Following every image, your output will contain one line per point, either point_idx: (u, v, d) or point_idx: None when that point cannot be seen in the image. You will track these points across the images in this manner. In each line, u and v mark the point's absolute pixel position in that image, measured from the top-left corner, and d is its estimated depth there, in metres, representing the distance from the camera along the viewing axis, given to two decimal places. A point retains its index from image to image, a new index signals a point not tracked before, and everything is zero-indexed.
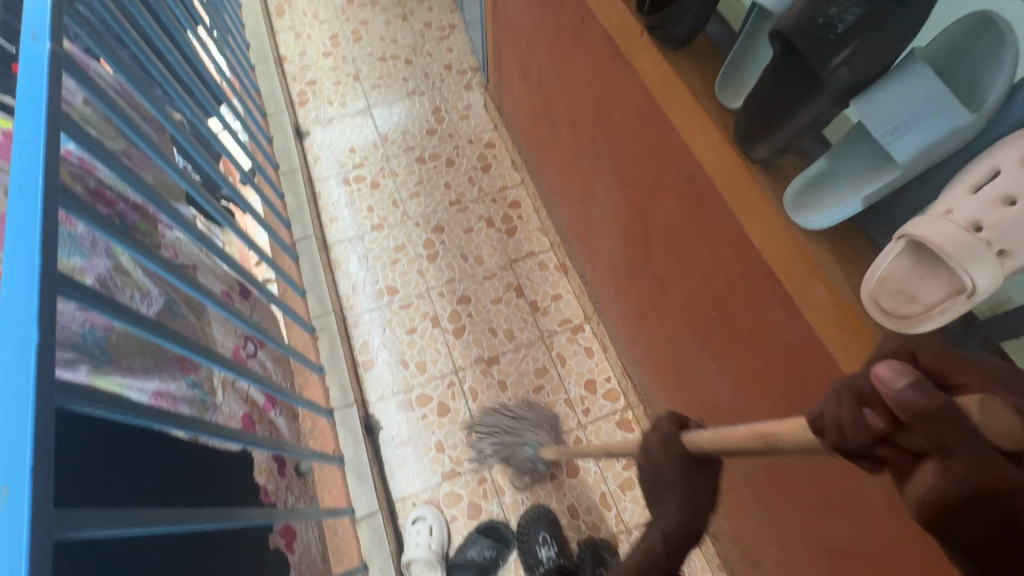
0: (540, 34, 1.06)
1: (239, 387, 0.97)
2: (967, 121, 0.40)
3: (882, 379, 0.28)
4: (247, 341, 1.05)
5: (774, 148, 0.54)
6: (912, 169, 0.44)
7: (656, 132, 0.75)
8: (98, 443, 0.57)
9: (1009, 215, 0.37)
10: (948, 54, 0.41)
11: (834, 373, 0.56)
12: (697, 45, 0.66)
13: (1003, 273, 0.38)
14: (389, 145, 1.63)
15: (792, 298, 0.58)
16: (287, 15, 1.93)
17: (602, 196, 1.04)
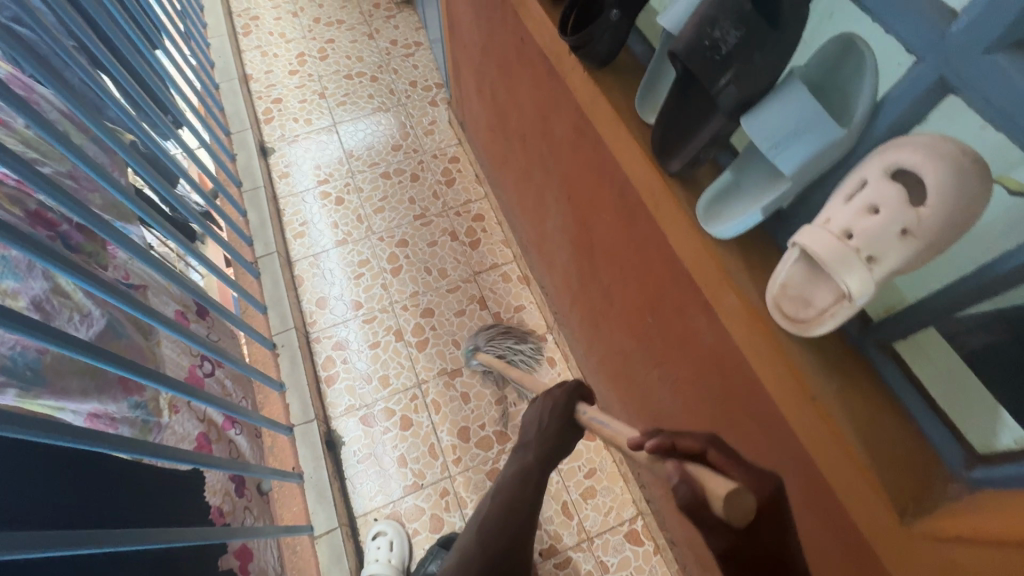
0: (489, 52, 1.09)
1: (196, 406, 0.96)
2: (840, 134, 0.42)
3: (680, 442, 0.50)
4: (204, 360, 1.05)
5: (685, 161, 0.56)
6: (801, 180, 0.47)
7: (590, 145, 0.77)
8: (28, 466, 0.57)
9: (873, 223, 0.39)
10: (821, 74, 0.44)
11: (750, 377, 0.58)
12: (621, 63, 0.69)
13: (873, 278, 0.40)
14: (354, 161, 1.65)
15: (709, 305, 0.60)
16: (254, 35, 1.95)
17: (552, 208, 1.06)
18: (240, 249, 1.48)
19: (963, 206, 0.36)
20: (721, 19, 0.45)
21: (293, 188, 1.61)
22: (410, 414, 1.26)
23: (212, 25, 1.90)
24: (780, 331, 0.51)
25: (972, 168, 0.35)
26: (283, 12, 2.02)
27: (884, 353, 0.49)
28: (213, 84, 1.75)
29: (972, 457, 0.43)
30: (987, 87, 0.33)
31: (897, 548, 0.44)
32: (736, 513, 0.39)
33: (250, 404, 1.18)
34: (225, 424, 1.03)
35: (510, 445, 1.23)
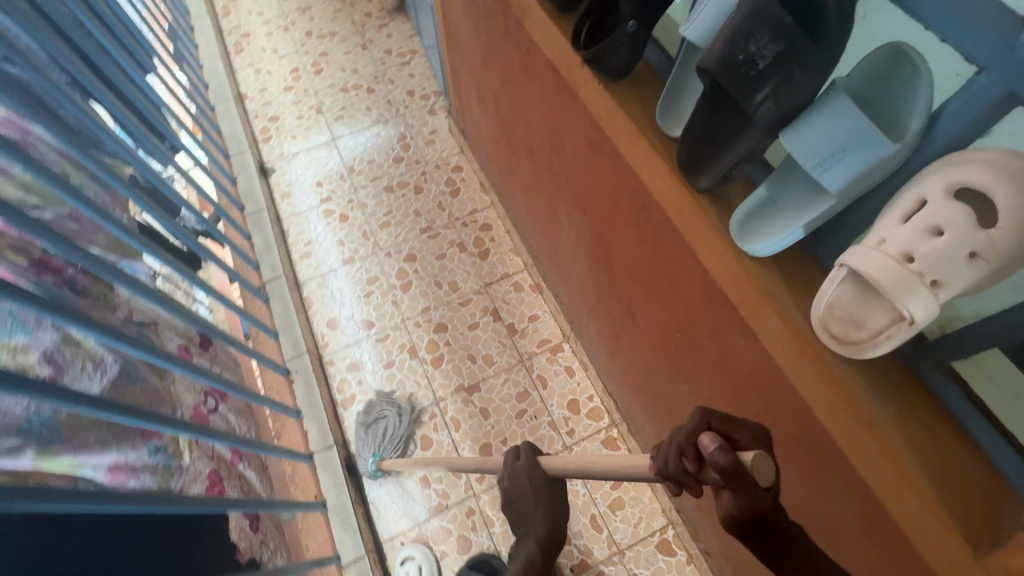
0: (490, 62, 1.07)
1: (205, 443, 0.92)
2: (893, 151, 0.40)
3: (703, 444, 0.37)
4: (208, 396, 1.01)
5: (717, 178, 0.53)
6: (847, 197, 0.44)
7: (606, 159, 0.75)
8: (43, 547, 0.55)
9: (937, 247, 0.37)
10: (867, 86, 0.42)
11: (794, 399, 0.56)
12: (638, 75, 0.66)
13: (938, 304, 0.38)
14: (357, 176, 1.62)
15: (746, 325, 0.58)
16: (246, 52, 1.92)
17: (565, 221, 1.03)
18: (246, 274, 1.47)
19: None
20: (757, 34, 0.42)
21: (296, 208, 1.59)
22: (430, 433, 1.25)
23: (203, 46, 1.89)
24: (829, 354, 0.48)
25: None
26: (274, 26, 1.98)
27: (941, 374, 0.46)
28: (209, 105, 1.74)
29: None
30: None
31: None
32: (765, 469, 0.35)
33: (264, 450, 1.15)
34: (233, 459, 0.99)
35: None
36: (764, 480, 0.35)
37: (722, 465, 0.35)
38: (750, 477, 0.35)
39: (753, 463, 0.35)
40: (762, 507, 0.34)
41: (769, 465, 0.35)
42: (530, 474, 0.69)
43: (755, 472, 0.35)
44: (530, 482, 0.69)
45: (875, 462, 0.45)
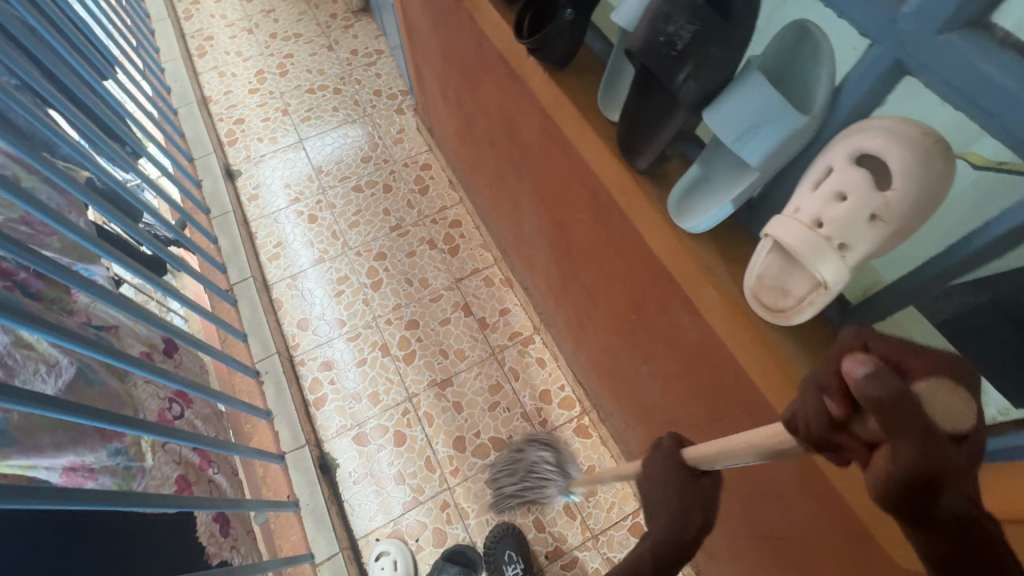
0: (449, 57, 1.08)
1: (173, 448, 0.91)
2: (802, 124, 0.42)
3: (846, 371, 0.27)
4: (173, 401, 1.00)
5: (653, 158, 0.55)
6: (768, 171, 0.47)
7: (558, 147, 0.76)
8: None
9: (842, 211, 0.39)
10: (778, 63, 0.44)
11: (736, 369, 0.58)
12: (582, 62, 0.68)
13: (847, 266, 0.40)
14: (326, 176, 1.62)
15: (690, 301, 0.60)
16: (209, 55, 1.90)
17: (527, 212, 1.05)
18: (214, 278, 1.46)
19: (929, 186, 0.36)
20: (675, 15, 0.44)
21: (264, 210, 1.58)
22: (404, 429, 1.25)
23: (165, 50, 1.86)
24: (762, 323, 0.50)
25: (935, 148, 0.35)
26: (237, 29, 1.97)
27: None
28: (171, 109, 1.72)
29: None
30: (941, 71, 0.33)
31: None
32: (944, 407, 0.25)
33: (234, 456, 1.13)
34: (202, 464, 0.97)
35: (507, 449, 1.22)
36: (944, 422, 0.25)
37: (877, 398, 0.26)
38: (923, 414, 0.25)
39: (924, 395, 0.25)
40: (945, 459, 0.25)
41: (953, 401, 0.25)
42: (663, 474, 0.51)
43: (929, 411, 0.26)
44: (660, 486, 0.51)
45: None
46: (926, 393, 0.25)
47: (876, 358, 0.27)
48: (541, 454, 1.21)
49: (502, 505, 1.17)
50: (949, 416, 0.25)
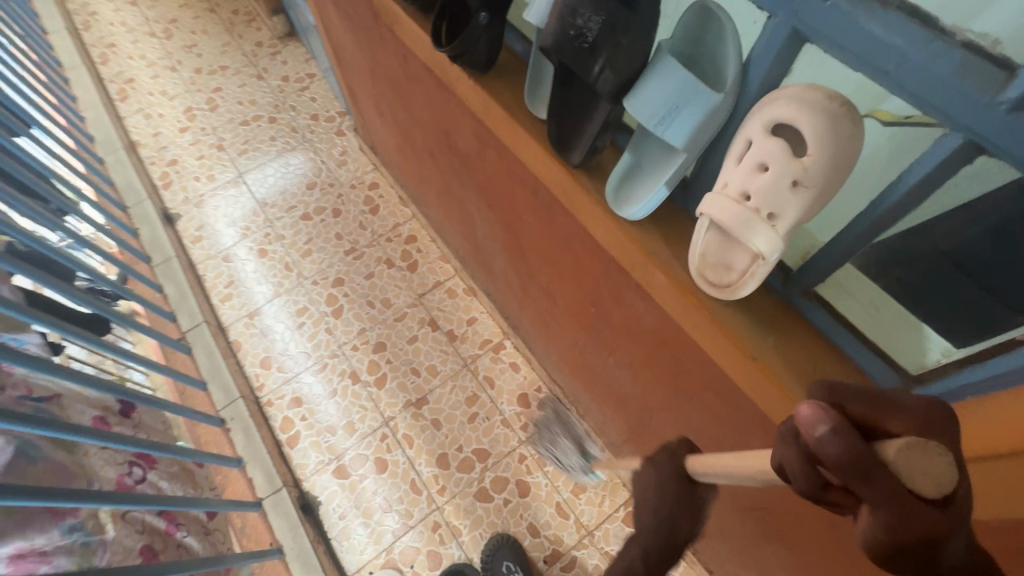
0: (377, 73, 1.06)
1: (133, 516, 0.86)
2: (718, 101, 0.43)
3: (805, 423, 0.29)
4: (133, 465, 0.95)
5: (585, 151, 0.55)
6: (696, 151, 0.47)
7: (495, 150, 0.76)
8: None
9: (765, 181, 0.40)
10: (688, 44, 0.45)
11: (694, 350, 0.59)
12: (505, 63, 0.67)
13: (777, 235, 0.40)
14: (272, 208, 1.57)
15: (642, 287, 0.60)
16: (133, 98, 1.82)
17: (478, 219, 1.04)
18: (165, 328, 1.40)
19: (841, 148, 0.37)
20: (581, 9, 0.45)
21: (211, 250, 1.52)
22: (385, 455, 1.22)
23: (83, 99, 1.78)
24: (712, 301, 0.51)
25: (842, 111, 0.36)
26: (159, 68, 1.89)
27: (810, 300, 0.50)
28: (97, 159, 1.64)
29: (908, 381, 0.46)
30: (835, 36, 0.34)
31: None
32: (920, 468, 0.26)
33: (206, 513, 1.07)
34: (170, 528, 0.92)
35: (492, 459, 1.20)
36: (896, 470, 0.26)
37: (839, 456, 0.27)
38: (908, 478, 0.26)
39: (906, 452, 0.26)
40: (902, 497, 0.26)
41: (930, 462, 0.26)
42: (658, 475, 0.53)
43: (914, 467, 0.26)
44: (657, 482, 0.52)
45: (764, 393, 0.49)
46: (903, 458, 0.26)
47: (832, 412, 0.28)
48: (527, 459, 1.20)
49: (494, 517, 1.15)
50: (934, 488, 0.26)
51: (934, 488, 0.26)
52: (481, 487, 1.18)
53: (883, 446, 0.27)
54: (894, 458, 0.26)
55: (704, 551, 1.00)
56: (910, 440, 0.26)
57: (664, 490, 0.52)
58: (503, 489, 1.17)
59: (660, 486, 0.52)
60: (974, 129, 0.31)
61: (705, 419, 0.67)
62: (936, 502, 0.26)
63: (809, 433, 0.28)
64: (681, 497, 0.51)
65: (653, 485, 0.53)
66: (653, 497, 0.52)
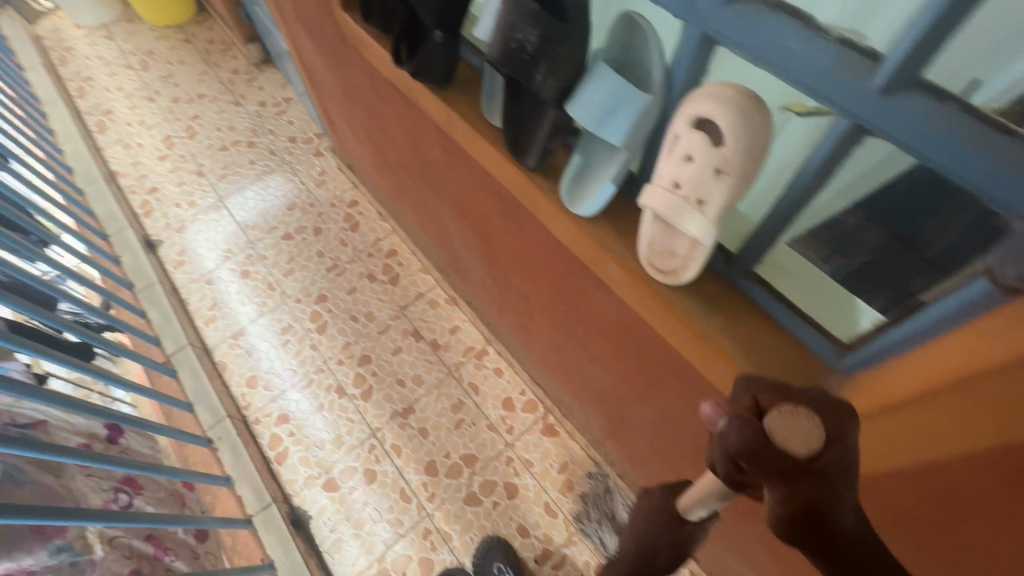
0: (348, 93, 1.10)
1: (120, 540, 0.87)
2: (650, 102, 0.47)
3: (710, 419, 0.34)
4: (119, 491, 0.95)
5: (537, 154, 0.59)
6: (635, 148, 0.51)
7: (460, 159, 0.80)
8: None
9: (692, 171, 0.44)
10: (619, 51, 0.49)
11: (653, 336, 0.62)
12: (464, 76, 0.71)
13: (708, 219, 0.44)
14: (253, 230, 1.59)
15: (601, 279, 0.63)
16: (111, 129, 1.84)
17: (452, 228, 1.08)
18: (149, 352, 1.41)
19: (753, 137, 0.41)
20: (519, 23, 0.48)
21: (194, 274, 1.53)
22: (373, 465, 1.23)
23: (61, 132, 1.80)
24: (661, 287, 0.54)
25: (751, 105, 0.40)
26: (136, 98, 1.92)
27: (752, 281, 0.53)
28: (77, 190, 1.65)
29: (840, 347, 0.49)
30: (737, 37, 0.38)
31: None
32: (794, 436, 0.31)
33: (196, 536, 1.07)
34: (158, 553, 0.92)
35: (479, 464, 1.22)
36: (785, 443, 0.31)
37: (738, 442, 0.32)
38: (786, 447, 0.31)
39: (776, 425, 0.31)
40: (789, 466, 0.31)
41: (802, 431, 0.31)
42: (652, 508, 0.49)
43: (789, 437, 0.31)
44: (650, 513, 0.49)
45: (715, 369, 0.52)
46: (779, 426, 0.31)
47: (726, 408, 0.34)
48: (514, 461, 1.22)
49: (484, 520, 1.17)
50: (805, 447, 0.31)
51: (799, 449, 0.31)
52: (469, 492, 1.19)
53: (762, 418, 0.32)
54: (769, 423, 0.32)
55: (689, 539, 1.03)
56: (782, 412, 0.32)
57: (654, 519, 0.49)
58: (491, 492, 1.19)
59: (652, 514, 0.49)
60: (858, 114, 0.35)
61: (671, 403, 0.70)
62: (809, 462, 0.31)
63: (712, 425, 0.34)
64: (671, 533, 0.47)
65: (642, 512, 0.51)
66: (637, 522, 0.51)
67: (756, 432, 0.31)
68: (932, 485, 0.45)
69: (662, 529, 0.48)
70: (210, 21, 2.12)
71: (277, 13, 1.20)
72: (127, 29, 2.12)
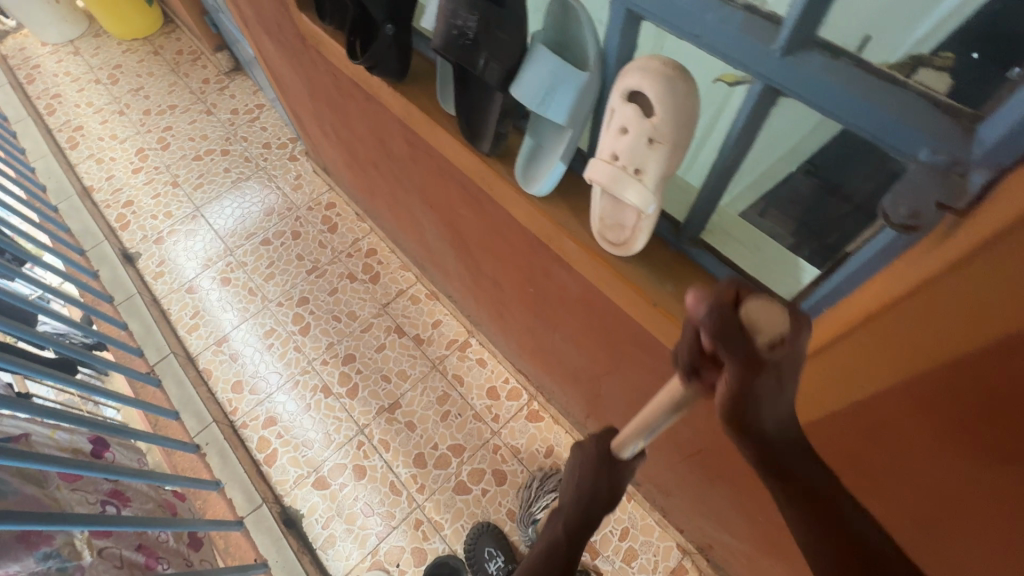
0: (315, 93, 1.11)
1: (109, 550, 0.88)
2: (587, 79, 0.49)
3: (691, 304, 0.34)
4: (106, 504, 0.98)
5: (491, 138, 0.61)
6: (579, 126, 0.53)
7: (423, 151, 0.81)
8: None
9: (628, 142, 0.46)
10: (557, 33, 0.51)
11: (613, 309, 0.64)
12: (419, 68, 0.73)
13: (647, 187, 0.46)
14: (231, 237, 1.60)
15: (562, 258, 0.65)
16: (82, 144, 1.83)
17: (425, 221, 1.09)
18: (132, 364, 1.41)
19: (680, 106, 0.43)
20: (459, 10, 0.50)
21: (174, 284, 1.53)
22: (362, 461, 1.24)
23: (31, 150, 1.79)
24: (614, 259, 0.56)
25: (676, 75, 0.42)
26: (107, 113, 1.91)
27: (700, 248, 0.56)
28: (50, 207, 1.65)
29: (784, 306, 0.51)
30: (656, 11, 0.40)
31: (986, 425, 0.36)
32: (766, 324, 0.31)
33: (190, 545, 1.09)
34: (149, 562, 0.95)
35: (467, 453, 1.24)
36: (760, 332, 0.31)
37: (711, 328, 0.32)
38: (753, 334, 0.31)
39: (754, 309, 0.31)
40: (752, 357, 0.32)
41: (777, 317, 0.31)
42: (595, 449, 0.57)
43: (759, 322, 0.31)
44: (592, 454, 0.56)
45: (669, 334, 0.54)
46: (755, 310, 0.31)
47: (712, 294, 0.33)
48: (501, 448, 1.24)
49: (474, 508, 1.18)
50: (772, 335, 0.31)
51: (767, 336, 0.31)
52: (458, 481, 1.21)
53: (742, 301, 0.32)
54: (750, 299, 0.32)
55: (673, 512, 1.05)
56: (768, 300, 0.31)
57: (597, 457, 0.56)
58: (480, 480, 1.21)
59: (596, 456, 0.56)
60: (768, 77, 0.37)
61: (638, 375, 0.72)
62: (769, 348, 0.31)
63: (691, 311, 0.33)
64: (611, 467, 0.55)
65: (586, 455, 0.57)
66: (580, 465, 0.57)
67: (734, 311, 0.31)
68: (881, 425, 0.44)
69: (607, 465, 0.55)
70: (177, 32, 2.12)
71: (239, 19, 1.21)
72: (93, 44, 2.11)
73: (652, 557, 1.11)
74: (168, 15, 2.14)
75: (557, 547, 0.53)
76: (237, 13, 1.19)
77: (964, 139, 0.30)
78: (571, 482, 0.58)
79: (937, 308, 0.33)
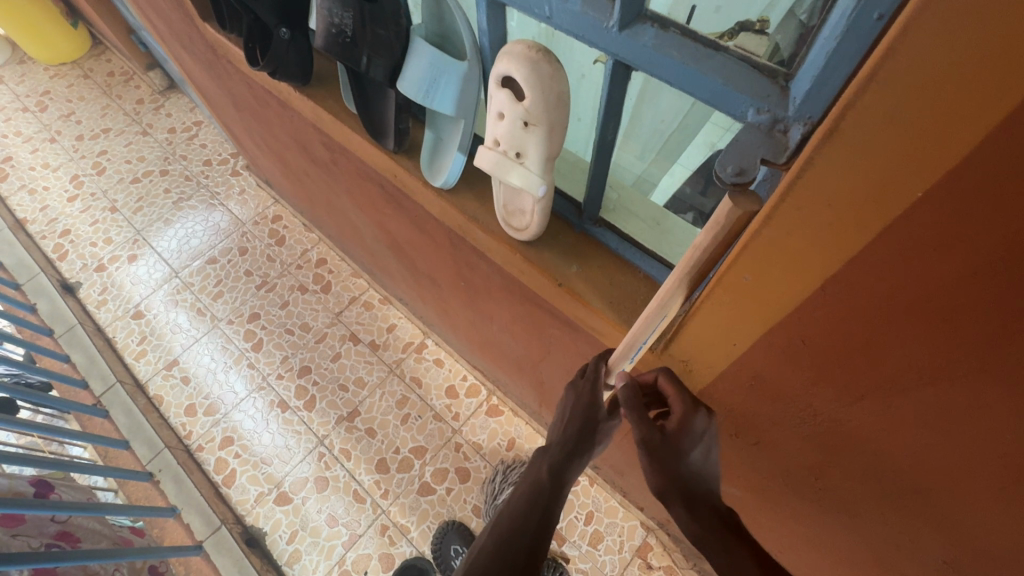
0: (239, 105, 1.09)
1: None
2: (466, 68, 0.50)
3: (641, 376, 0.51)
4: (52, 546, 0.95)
5: (393, 135, 0.61)
6: (469, 115, 0.54)
7: (342, 154, 0.81)
8: None
9: (507, 128, 0.47)
10: (436, 25, 0.52)
11: (532, 295, 0.65)
12: (326, 71, 0.72)
13: (528, 171, 0.48)
14: (176, 259, 1.56)
15: (478, 249, 0.66)
16: (13, 176, 1.76)
17: (363, 226, 1.08)
18: (79, 397, 1.37)
19: (547, 88, 0.43)
20: (336, 8, 0.50)
21: (118, 311, 1.50)
22: (324, 472, 1.23)
23: None
24: (521, 245, 0.57)
25: (540, 56, 0.43)
26: (37, 141, 1.84)
27: (602, 227, 0.57)
28: None
29: None
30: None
31: (869, 347, 0.33)
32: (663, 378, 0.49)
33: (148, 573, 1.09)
34: None
35: (429, 454, 1.23)
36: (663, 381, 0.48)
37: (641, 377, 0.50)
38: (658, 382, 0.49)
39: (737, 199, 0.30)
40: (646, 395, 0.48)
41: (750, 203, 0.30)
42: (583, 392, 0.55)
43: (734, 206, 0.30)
44: (583, 398, 0.55)
45: (578, 314, 0.56)
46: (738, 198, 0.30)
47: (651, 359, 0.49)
48: (463, 446, 1.24)
49: (439, 507, 1.18)
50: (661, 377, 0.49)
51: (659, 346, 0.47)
52: (421, 483, 1.21)
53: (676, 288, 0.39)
54: (720, 206, 0.31)
55: (632, 491, 1.07)
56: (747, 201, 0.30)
57: (583, 405, 0.54)
58: (444, 479, 1.21)
59: (583, 405, 0.55)
60: (615, 52, 0.38)
61: (569, 359, 0.73)
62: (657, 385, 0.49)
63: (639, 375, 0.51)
64: (599, 411, 0.54)
65: (572, 403, 0.56)
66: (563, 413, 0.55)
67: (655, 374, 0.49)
68: (785, 358, 0.40)
69: (590, 413, 0.54)
70: (108, 53, 2.06)
71: (157, 35, 1.18)
72: (19, 72, 2.04)
73: (617, 538, 1.13)
74: (95, 36, 2.08)
75: (541, 486, 0.50)
76: (153, 29, 1.16)
77: (781, 97, 0.31)
78: (560, 426, 0.55)
79: (792, 236, 0.30)
